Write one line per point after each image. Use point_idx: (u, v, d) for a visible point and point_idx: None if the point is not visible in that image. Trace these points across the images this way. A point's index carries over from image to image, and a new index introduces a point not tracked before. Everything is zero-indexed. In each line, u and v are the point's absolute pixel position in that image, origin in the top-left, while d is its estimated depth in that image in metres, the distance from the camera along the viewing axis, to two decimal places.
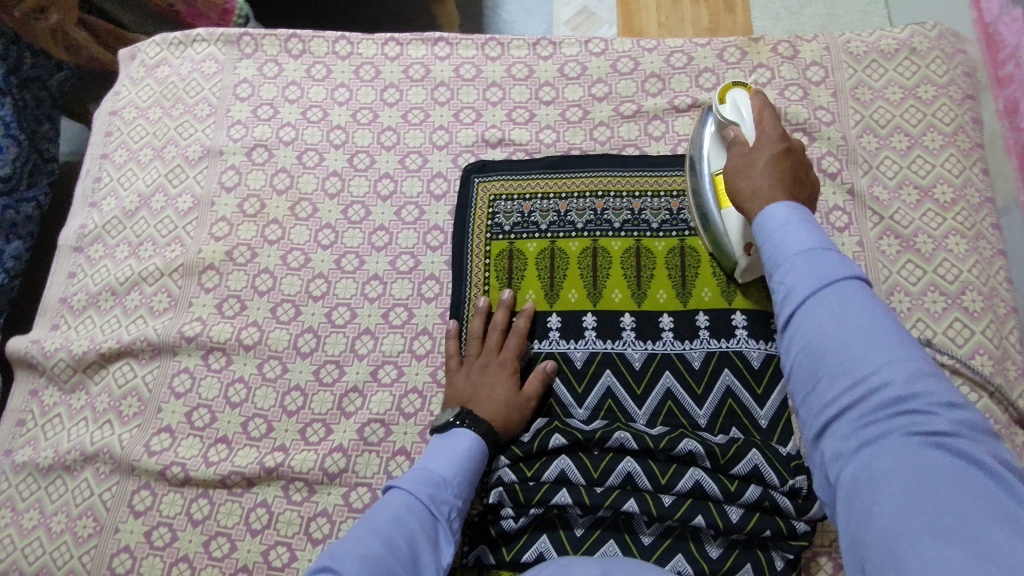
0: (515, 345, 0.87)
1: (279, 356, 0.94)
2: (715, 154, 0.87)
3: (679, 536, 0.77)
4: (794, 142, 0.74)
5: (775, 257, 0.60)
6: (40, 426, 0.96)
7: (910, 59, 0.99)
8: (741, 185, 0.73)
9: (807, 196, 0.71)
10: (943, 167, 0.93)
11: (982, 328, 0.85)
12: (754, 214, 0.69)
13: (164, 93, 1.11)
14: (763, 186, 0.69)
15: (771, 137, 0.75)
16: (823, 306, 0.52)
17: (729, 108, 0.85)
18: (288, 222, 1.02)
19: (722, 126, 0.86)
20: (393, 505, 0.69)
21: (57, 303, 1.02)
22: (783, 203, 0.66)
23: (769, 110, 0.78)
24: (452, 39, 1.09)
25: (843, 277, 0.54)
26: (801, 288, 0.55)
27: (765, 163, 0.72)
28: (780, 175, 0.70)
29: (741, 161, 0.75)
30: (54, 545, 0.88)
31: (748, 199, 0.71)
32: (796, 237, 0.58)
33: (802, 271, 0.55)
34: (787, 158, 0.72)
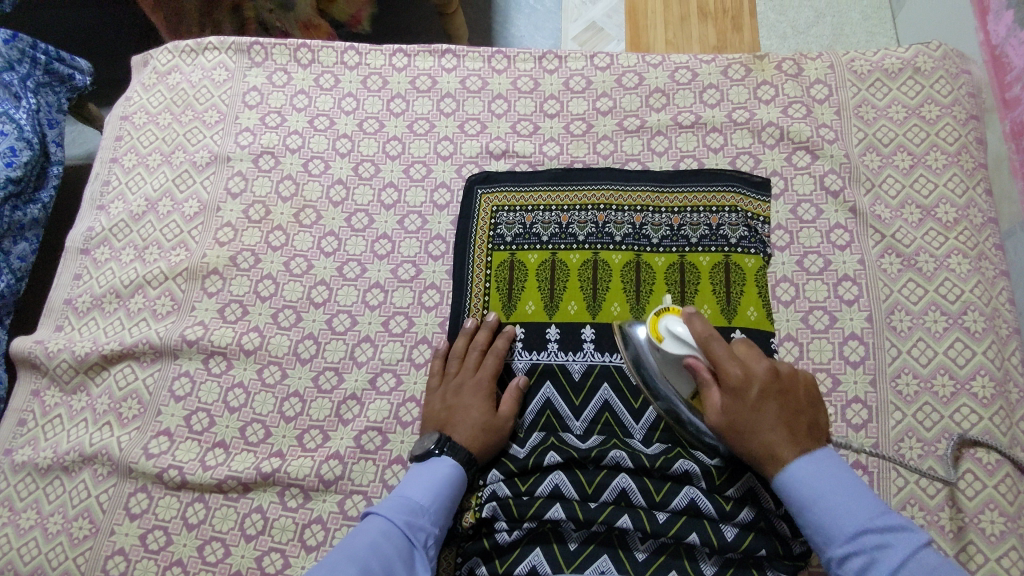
0: (492, 366, 0.88)
1: (279, 362, 0.95)
2: (675, 378, 0.80)
3: (673, 554, 0.77)
4: (758, 374, 0.76)
5: (786, 481, 0.72)
6: (40, 426, 0.96)
7: (914, 78, 0.99)
8: (727, 416, 0.76)
9: (806, 416, 0.76)
10: (946, 187, 0.93)
11: (983, 348, 0.85)
12: (751, 447, 0.74)
13: (174, 99, 1.13)
14: (778, 444, 0.73)
15: (739, 377, 0.75)
16: (844, 530, 0.68)
17: (670, 341, 0.79)
18: (292, 229, 1.03)
19: (669, 362, 0.80)
20: (370, 533, 0.72)
21: (62, 304, 1.02)
22: (786, 435, 0.73)
23: (716, 341, 0.76)
24: (459, 51, 1.10)
25: (855, 507, 0.68)
26: (829, 526, 0.68)
27: (761, 411, 0.74)
28: (783, 420, 0.74)
29: (744, 422, 0.75)
30: (49, 545, 0.89)
31: (739, 431, 0.75)
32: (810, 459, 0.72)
33: (827, 509, 0.69)
34: (780, 404, 0.75)
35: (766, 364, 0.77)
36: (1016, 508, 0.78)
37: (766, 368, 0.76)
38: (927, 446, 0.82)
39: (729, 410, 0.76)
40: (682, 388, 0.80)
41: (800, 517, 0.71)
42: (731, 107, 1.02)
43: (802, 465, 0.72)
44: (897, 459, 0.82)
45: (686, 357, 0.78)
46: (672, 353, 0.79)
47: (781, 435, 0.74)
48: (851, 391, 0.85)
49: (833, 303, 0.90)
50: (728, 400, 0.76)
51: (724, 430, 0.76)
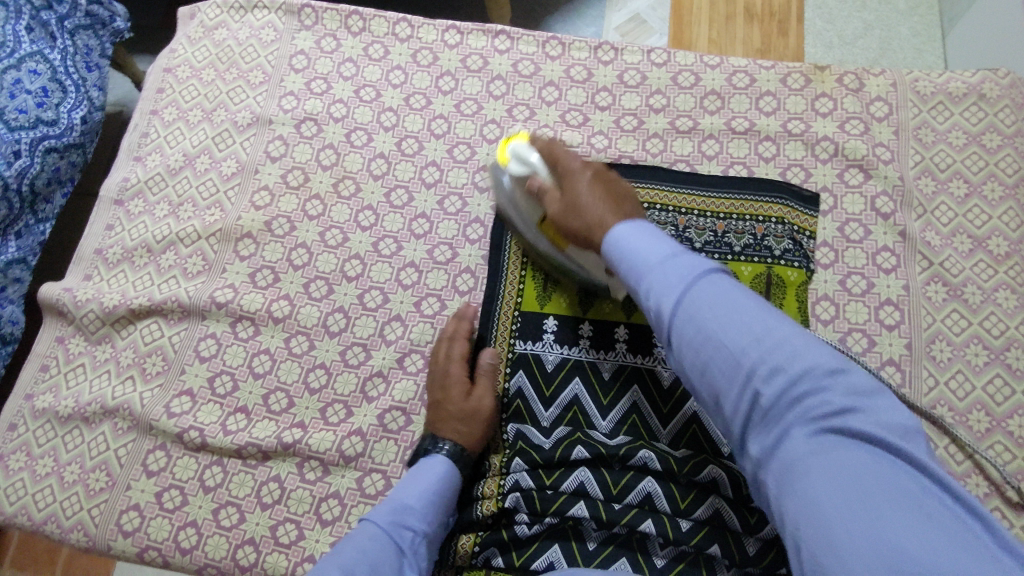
0: (459, 351, 0.88)
1: (307, 333, 0.94)
2: (528, 205, 0.89)
3: (692, 563, 0.75)
4: (579, 168, 0.81)
5: (613, 244, 0.69)
6: (63, 374, 0.96)
7: (977, 104, 0.97)
8: (562, 200, 0.80)
9: (629, 202, 0.79)
10: (1000, 220, 0.91)
11: (1022, 388, 0.84)
12: (581, 225, 0.77)
13: (219, 56, 1.11)
14: (603, 216, 0.75)
15: (572, 166, 0.81)
16: (665, 273, 0.62)
17: (515, 164, 0.85)
18: (330, 199, 1.01)
19: (521, 182, 0.87)
20: (357, 538, 0.69)
21: (92, 254, 1.02)
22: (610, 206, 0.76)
23: (557, 146, 0.83)
24: (513, 33, 1.08)
25: (669, 246, 0.65)
26: (642, 266, 0.65)
27: (585, 193, 0.78)
28: (610, 196, 0.77)
29: (564, 206, 0.79)
30: (65, 495, 0.89)
31: (573, 207, 0.78)
32: (650, 249, 0.65)
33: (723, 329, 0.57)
34: (598, 182, 0.79)
35: (582, 161, 0.82)
36: None
37: (596, 166, 0.82)
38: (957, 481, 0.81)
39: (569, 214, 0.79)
40: (532, 214, 0.89)
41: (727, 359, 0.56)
42: (787, 116, 1.00)
43: (624, 227, 0.70)
44: None
45: (529, 180, 0.84)
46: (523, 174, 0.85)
47: (609, 209, 0.75)
48: None
49: (873, 327, 0.88)
50: (562, 185, 0.81)
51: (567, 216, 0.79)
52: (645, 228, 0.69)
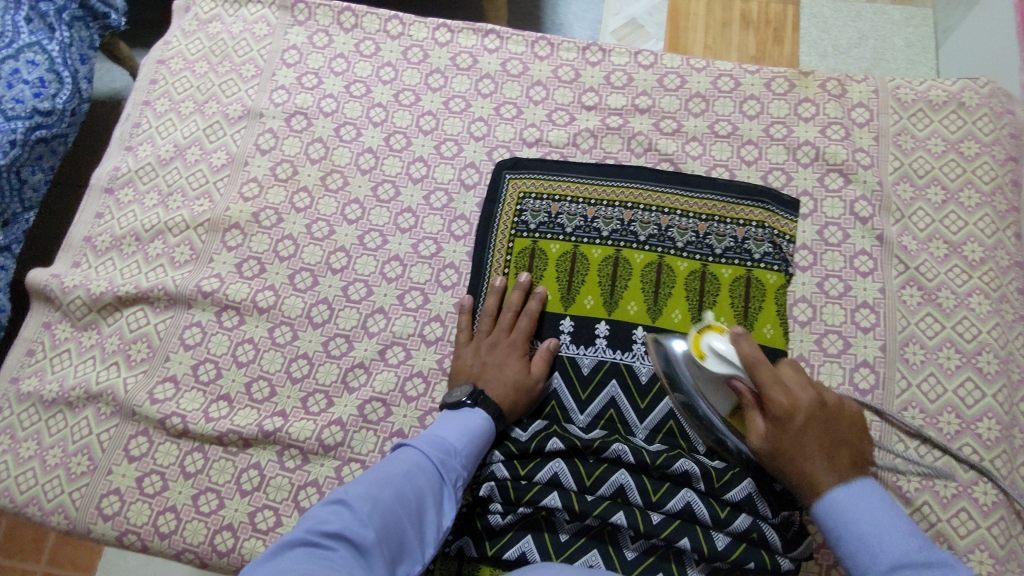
0: (525, 328, 0.90)
1: (291, 323, 0.95)
2: (713, 394, 0.80)
3: (662, 556, 0.77)
4: (804, 404, 0.73)
5: (826, 502, 0.68)
6: (48, 359, 0.97)
7: (957, 113, 0.99)
8: (762, 437, 0.75)
9: (842, 428, 0.74)
10: (976, 226, 0.93)
11: (993, 391, 0.85)
12: (795, 468, 0.72)
13: (212, 49, 1.12)
14: (823, 480, 0.70)
15: (783, 407, 0.73)
16: (894, 542, 0.63)
17: (713, 360, 0.78)
18: (317, 192, 1.02)
19: (708, 376, 0.79)
20: (405, 462, 0.72)
21: (81, 241, 1.03)
22: (827, 457, 0.71)
23: (760, 365, 0.73)
24: (503, 33, 1.10)
25: (879, 499, 0.67)
26: (870, 554, 0.63)
27: (803, 445, 0.72)
28: (827, 455, 0.71)
29: (777, 445, 0.73)
30: (46, 477, 0.90)
31: (776, 450, 0.74)
32: (868, 518, 0.65)
33: (858, 513, 0.66)
34: (815, 425, 0.73)
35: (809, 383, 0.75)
36: (1006, 552, 0.79)
37: (814, 389, 0.75)
38: (926, 481, 0.82)
39: (774, 437, 0.74)
40: (719, 407, 0.80)
41: (836, 533, 0.67)
42: (770, 120, 1.01)
43: (842, 491, 0.68)
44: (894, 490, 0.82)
45: (730, 376, 0.77)
46: (719, 371, 0.77)
47: (828, 464, 0.71)
48: None
49: (849, 329, 0.90)
50: (767, 412, 0.74)
51: (766, 454, 0.75)
52: (863, 487, 0.68)
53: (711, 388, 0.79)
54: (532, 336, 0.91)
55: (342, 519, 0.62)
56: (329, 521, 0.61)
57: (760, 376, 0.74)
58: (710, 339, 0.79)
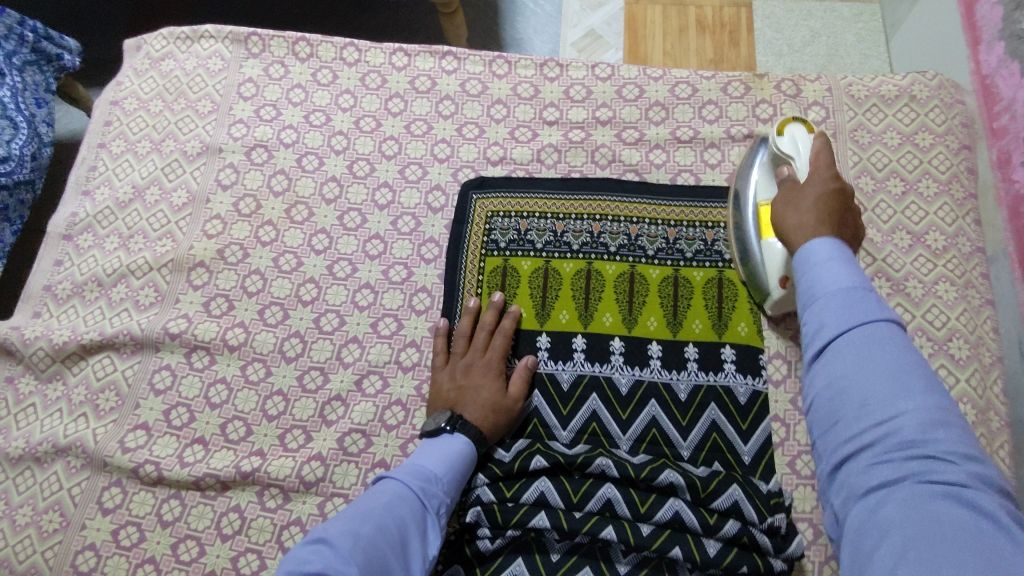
0: (501, 346, 0.89)
1: (263, 359, 0.93)
2: (765, 181, 0.88)
3: (655, 568, 0.77)
4: (842, 180, 0.74)
5: (807, 248, 0.63)
6: (12, 415, 0.94)
7: (909, 106, 1.01)
8: (794, 185, 0.78)
9: (849, 230, 0.71)
10: (936, 215, 0.94)
11: (967, 376, 0.86)
12: (793, 217, 0.74)
13: (166, 87, 1.11)
14: (810, 222, 0.71)
15: (823, 175, 0.75)
16: (892, 404, 0.50)
17: (785, 139, 0.84)
18: (282, 224, 1.01)
19: (778, 159, 0.86)
20: (386, 494, 0.71)
21: (41, 290, 1.00)
22: (824, 216, 0.70)
23: (826, 151, 0.78)
24: (460, 54, 1.10)
25: (893, 358, 0.52)
26: (831, 325, 0.56)
27: (810, 189, 0.74)
28: (825, 211, 0.71)
29: (788, 194, 0.77)
30: (17, 538, 0.86)
31: (795, 197, 0.75)
32: (878, 355, 0.53)
33: (873, 363, 0.52)
34: (835, 198, 0.72)
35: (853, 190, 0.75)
36: None
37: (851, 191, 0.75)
38: None
39: (790, 194, 0.77)
40: (761, 193, 0.88)
41: (806, 313, 0.59)
42: (729, 124, 1.02)
43: (821, 246, 0.62)
44: None
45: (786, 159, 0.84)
46: (783, 151, 0.84)
47: (824, 229, 0.70)
48: None
49: None
50: (797, 185, 0.77)
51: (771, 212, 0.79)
52: (874, 306, 0.55)
53: (769, 179, 0.88)
54: (508, 355, 0.90)
55: (324, 558, 0.60)
56: (310, 562, 0.60)
57: (818, 159, 0.77)
58: (794, 127, 0.85)
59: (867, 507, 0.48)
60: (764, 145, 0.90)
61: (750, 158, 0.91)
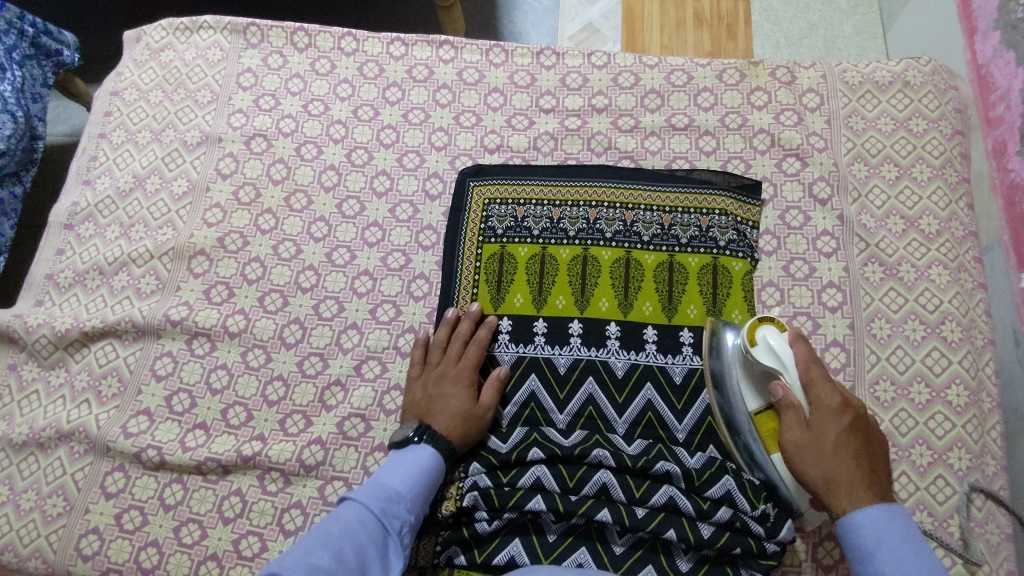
0: (473, 356, 0.88)
1: (263, 346, 0.94)
2: (748, 389, 0.82)
3: (650, 549, 0.78)
4: (853, 408, 0.77)
5: (850, 523, 0.71)
6: (16, 401, 0.95)
7: (903, 92, 1.01)
8: (807, 424, 0.77)
9: (877, 460, 0.76)
10: (930, 200, 0.95)
11: (959, 358, 0.87)
12: (816, 471, 0.75)
13: (166, 77, 1.12)
14: (849, 472, 0.73)
15: (832, 407, 0.76)
16: (891, 547, 0.68)
17: (762, 350, 0.80)
18: (282, 213, 1.02)
19: (758, 373, 0.81)
20: (344, 519, 0.71)
21: (43, 279, 1.01)
22: (857, 464, 0.74)
23: (816, 365, 0.78)
24: (458, 43, 1.10)
25: (921, 557, 0.67)
26: (880, 549, 0.68)
27: (836, 444, 0.75)
28: (861, 465, 0.74)
29: (806, 442, 0.76)
30: (22, 522, 0.88)
31: (814, 441, 0.76)
32: (876, 528, 0.69)
33: (901, 555, 0.67)
34: (855, 435, 0.76)
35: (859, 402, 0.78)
36: (984, 514, 0.80)
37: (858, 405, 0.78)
38: (901, 451, 0.84)
39: (807, 437, 0.76)
40: (750, 401, 0.81)
41: (847, 538, 0.71)
42: (724, 111, 1.03)
43: (860, 513, 0.71)
44: None
45: (773, 373, 0.80)
46: (763, 363, 0.80)
47: (868, 493, 0.72)
48: None
49: (817, 309, 0.91)
50: (811, 414, 0.77)
51: (788, 451, 0.77)
52: (894, 512, 0.71)
53: (754, 389, 0.81)
54: (483, 363, 0.90)
55: None
56: None
57: (813, 376, 0.78)
58: (764, 331, 0.81)
59: (865, 556, 0.69)
60: (729, 330, 0.87)
61: (721, 352, 0.85)
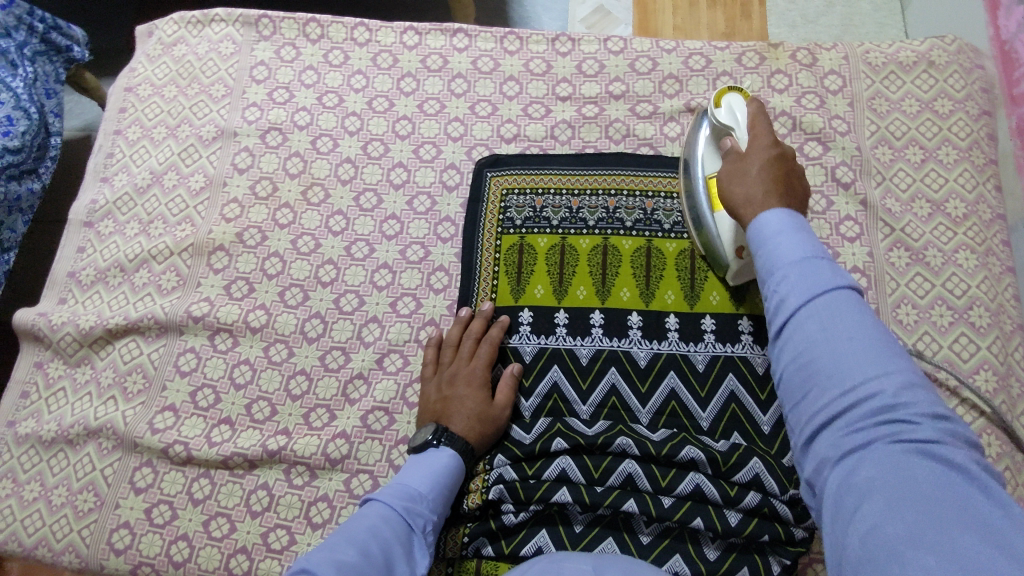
0: (486, 355, 0.88)
1: (285, 341, 0.95)
2: (710, 155, 0.87)
3: (678, 537, 0.78)
4: (784, 150, 0.73)
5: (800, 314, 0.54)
6: (43, 399, 0.96)
7: (928, 72, 0.99)
8: (738, 160, 0.75)
9: (798, 198, 0.70)
10: (956, 182, 0.93)
11: (987, 344, 0.86)
12: (738, 192, 0.71)
13: (179, 72, 1.11)
14: (753, 195, 0.69)
15: (764, 144, 0.74)
16: (851, 382, 0.49)
17: (723, 111, 0.84)
18: (300, 207, 1.02)
19: (719, 132, 0.85)
20: (370, 517, 0.71)
21: (66, 277, 1.02)
22: (768, 183, 0.69)
23: (762, 117, 0.78)
24: (472, 31, 1.09)
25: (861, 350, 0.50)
26: (831, 367, 0.50)
27: (761, 178, 0.70)
28: (771, 183, 0.69)
29: (732, 168, 0.74)
30: (54, 518, 0.89)
31: (739, 175, 0.73)
32: (837, 343, 0.51)
33: (832, 347, 0.51)
34: (777, 168, 0.71)
35: (792, 149, 0.74)
36: (1014, 500, 0.80)
37: (788, 148, 0.74)
38: None
39: (733, 171, 0.74)
40: (709, 166, 0.87)
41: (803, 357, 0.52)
42: (745, 95, 1.01)
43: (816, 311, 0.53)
44: None
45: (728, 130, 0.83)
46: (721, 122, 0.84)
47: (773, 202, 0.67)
48: None
49: None
50: (739, 161, 0.74)
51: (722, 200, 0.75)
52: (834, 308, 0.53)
53: (715, 152, 0.87)
54: (495, 362, 0.90)
55: None
56: None
57: (756, 129, 0.76)
58: (731, 98, 0.85)
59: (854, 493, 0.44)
60: (705, 118, 0.90)
61: (694, 138, 0.90)
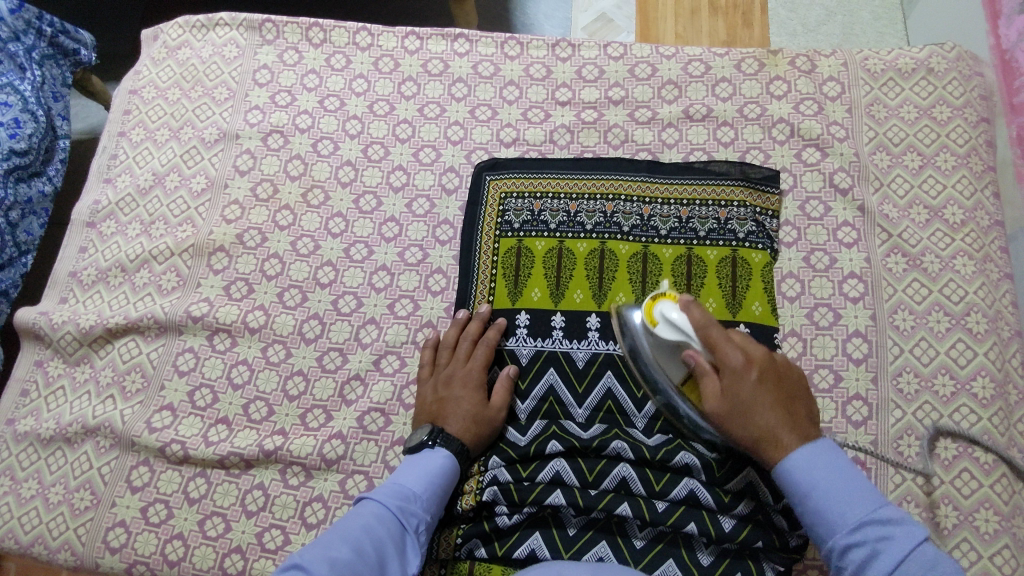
0: (482, 357, 0.88)
1: (283, 341, 0.95)
2: (667, 362, 0.79)
3: (671, 542, 0.78)
4: (757, 359, 0.75)
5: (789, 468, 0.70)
6: (43, 397, 0.97)
7: (926, 79, 0.99)
8: (721, 388, 0.74)
9: (800, 404, 0.75)
10: (954, 188, 0.93)
11: (985, 350, 0.85)
12: (749, 424, 0.73)
13: (184, 75, 1.12)
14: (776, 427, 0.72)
15: (738, 366, 0.74)
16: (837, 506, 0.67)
17: (663, 327, 0.77)
18: (300, 209, 1.02)
19: (662, 346, 0.79)
20: (364, 516, 0.71)
21: (67, 276, 1.02)
22: (778, 411, 0.73)
23: (713, 327, 0.75)
24: (473, 36, 1.10)
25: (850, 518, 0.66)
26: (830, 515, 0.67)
27: (756, 397, 0.73)
28: (778, 407, 0.73)
29: (733, 404, 0.73)
30: (51, 515, 0.89)
31: (742, 409, 0.73)
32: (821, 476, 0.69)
33: (826, 500, 0.68)
34: (768, 384, 0.74)
35: (763, 350, 0.76)
36: (1011, 508, 0.79)
37: (764, 354, 0.76)
38: (926, 445, 0.83)
39: (729, 395, 0.73)
40: (672, 374, 0.79)
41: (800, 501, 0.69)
42: (743, 101, 1.02)
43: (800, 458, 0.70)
44: (897, 455, 0.83)
45: (682, 344, 0.77)
46: (668, 339, 0.77)
47: (778, 416, 0.72)
48: (853, 387, 0.86)
49: (838, 301, 0.90)
50: (722, 379, 0.74)
51: (722, 417, 0.74)
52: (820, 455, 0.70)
53: (670, 358, 0.79)
54: (491, 364, 0.90)
55: None
56: None
57: (712, 339, 0.74)
58: (660, 305, 0.78)
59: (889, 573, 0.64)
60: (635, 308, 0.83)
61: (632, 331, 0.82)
